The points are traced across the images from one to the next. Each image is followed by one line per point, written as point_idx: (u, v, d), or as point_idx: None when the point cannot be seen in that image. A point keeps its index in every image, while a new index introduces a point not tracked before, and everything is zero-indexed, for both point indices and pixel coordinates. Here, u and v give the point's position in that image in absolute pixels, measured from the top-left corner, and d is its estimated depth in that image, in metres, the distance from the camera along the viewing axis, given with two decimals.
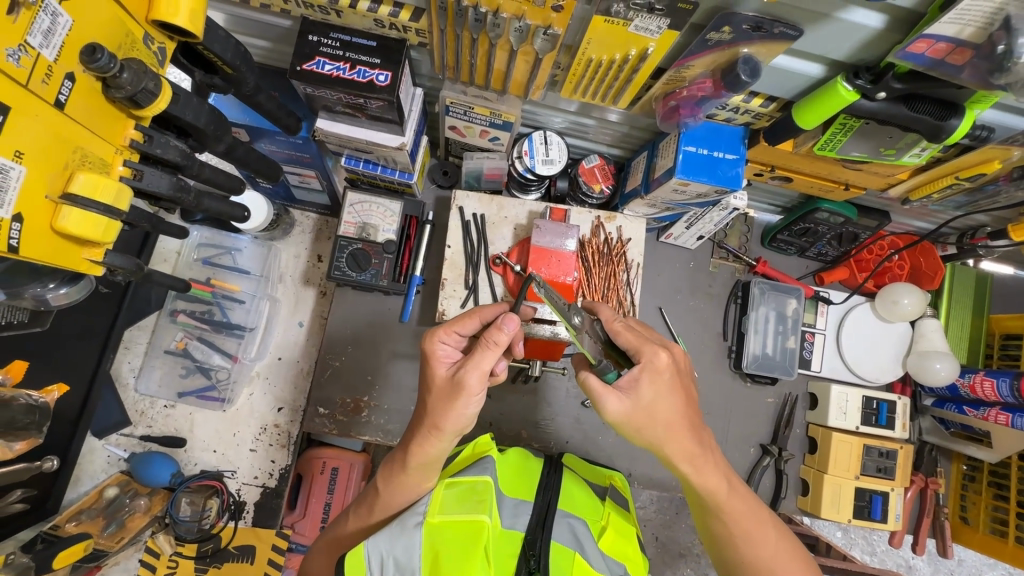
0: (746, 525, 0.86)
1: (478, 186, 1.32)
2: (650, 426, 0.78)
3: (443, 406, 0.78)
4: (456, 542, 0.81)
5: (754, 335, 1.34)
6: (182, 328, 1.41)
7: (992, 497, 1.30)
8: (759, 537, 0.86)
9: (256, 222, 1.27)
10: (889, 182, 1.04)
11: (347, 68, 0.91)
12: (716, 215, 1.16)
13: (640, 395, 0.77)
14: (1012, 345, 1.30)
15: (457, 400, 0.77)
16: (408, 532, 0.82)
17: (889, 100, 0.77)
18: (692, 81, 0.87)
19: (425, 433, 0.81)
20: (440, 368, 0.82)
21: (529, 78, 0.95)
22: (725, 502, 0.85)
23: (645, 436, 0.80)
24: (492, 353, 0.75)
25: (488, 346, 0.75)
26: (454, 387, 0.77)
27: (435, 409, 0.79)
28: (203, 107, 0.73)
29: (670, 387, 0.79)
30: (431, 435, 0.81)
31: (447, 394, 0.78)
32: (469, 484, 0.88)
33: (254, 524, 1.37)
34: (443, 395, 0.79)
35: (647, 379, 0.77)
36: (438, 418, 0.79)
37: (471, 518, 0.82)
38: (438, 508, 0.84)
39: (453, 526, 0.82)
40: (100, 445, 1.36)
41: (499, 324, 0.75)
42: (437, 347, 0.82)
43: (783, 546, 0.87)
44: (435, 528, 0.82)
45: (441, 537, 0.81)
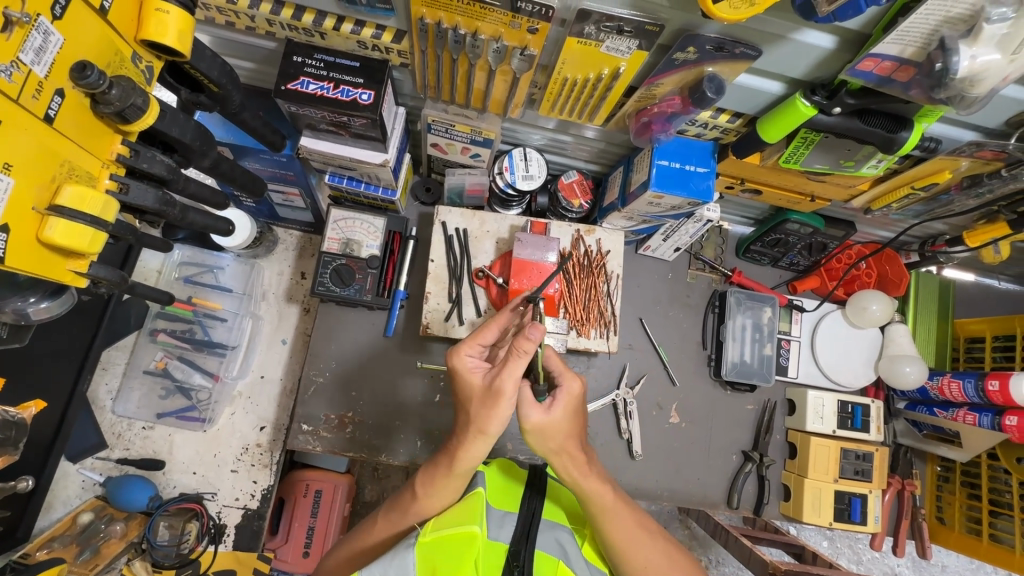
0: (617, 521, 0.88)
1: (460, 202, 1.35)
2: (544, 438, 0.83)
3: (483, 412, 0.79)
4: (450, 552, 0.80)
5: (733, 343, 1.37)
6: (161, 348, 1.40)
7: (966, 497, 1.33)
8: (634, 541, 0.88)
9: (239, 240, 1.29)
10: (851, 193, 1.09)
11: (331, 87, 0.94)
12: (691, 227, 1.21)
13: (555, 411, 0.83)
14: (976, 348, 1.37)
15: (499, 406, 0.79)
16: (401, 553, 0.80)
17: (844, 114, 0.82)
18: (662, 99, 0.92)
19: (466, 438, 0.82)
20: (473, 377, 0.83)
21: (508, 96, 0.99)
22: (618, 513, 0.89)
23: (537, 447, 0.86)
24: (520, 361, 0.78)
25: (517, 355, 0.77)
26: (492, 394, 0.79)
27: (478, 413, 0.80)
28: (188, 123, 0.75)
29: (576, 416, 0.86)
30: (475, 439, 0.82)
31: (484, 400, 0.80)
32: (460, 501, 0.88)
33: (235, 548, 1.34)
34: (482, 402, 0.80)
35: (564, 401, 0.84)
36: (481, 426, 0.80)
37: (463, 529, 0.81)
38: (428, 528, 0.83)
39: (447, 539, 0.80)
40: (73, 469, 1.33)
41: (526, 333, 0.77)
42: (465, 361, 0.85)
43: (656, 559, 0.90)
44: (426, 546, 0.80)
45: (436, 554, 0.80)
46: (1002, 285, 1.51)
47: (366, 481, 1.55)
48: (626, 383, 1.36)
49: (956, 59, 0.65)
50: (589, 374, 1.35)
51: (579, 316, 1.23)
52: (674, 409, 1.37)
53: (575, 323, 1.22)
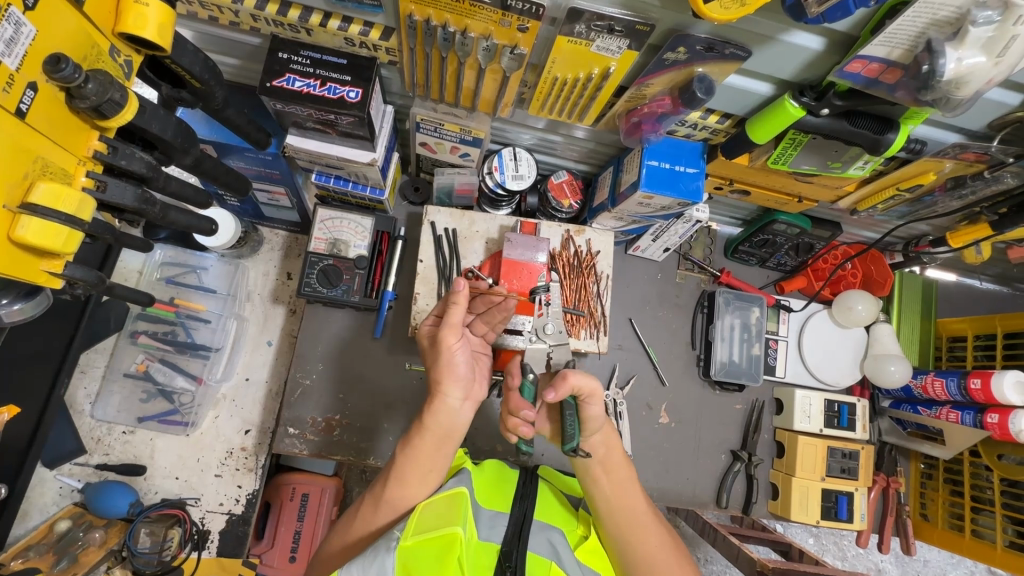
0: (624, 500, 0.90)
1: (449, 202, 1.33)
2: (597, 403, 0.88)
3: (435, 362, 0.90)
4: (433, 556, 0.78)
5: (721, 343, 1.38)
6: (143, 350, 1.37)
7: (949, 493, 1.35)
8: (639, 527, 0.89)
9: (223, 240, 1.26)
10: (838, 194, 1.10)
11: (317, 84, 0.92)
12: (681, 228, 1.21)
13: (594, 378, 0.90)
14: (958, 347, 1.39)
15: (444, 354, 0.90)
16: (382, 555, 0.77)
17: (832, 116, 0.83)
18: (653, 99, 0.92)
19: (433, 391, 0.91)
20: (423, 332, 0.99)
21: (497, 95, 0.98)
22: (625, 490, 0.90)
23: (590, 414, 0.88)
24: (455, 312, 0.89)
25: (451, 304, 0.89)
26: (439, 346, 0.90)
27: (433, 363, 0.92)
28: (170, 119, 0.72)
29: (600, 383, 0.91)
30: (439, 393, 0.90)
31: (434, 351, 0.91)
32: (442, 501, 0.85)
33: (219, 553, 1.32)
34: (433, 353, 0.91)
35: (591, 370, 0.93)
36: (438, 377, 0.90)
37: (444, 532, 0.79)
38: (410, 529, 0.81)
39: (429, 542, 0.79)
40: (50, 476, 1.29)
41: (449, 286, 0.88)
42: (417, 321, 0.96)
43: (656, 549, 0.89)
44: (409, 549, 0.79)
45: (418, 558, 0.78)
46: (983, 286, 1.54)
47: (354, 484, 1.53)
48: (616, 384, 1.36)
49: (943, 61, 0.65)
50: None
51: (568, 316, 1.23)
52: (664, 410, 1.38)
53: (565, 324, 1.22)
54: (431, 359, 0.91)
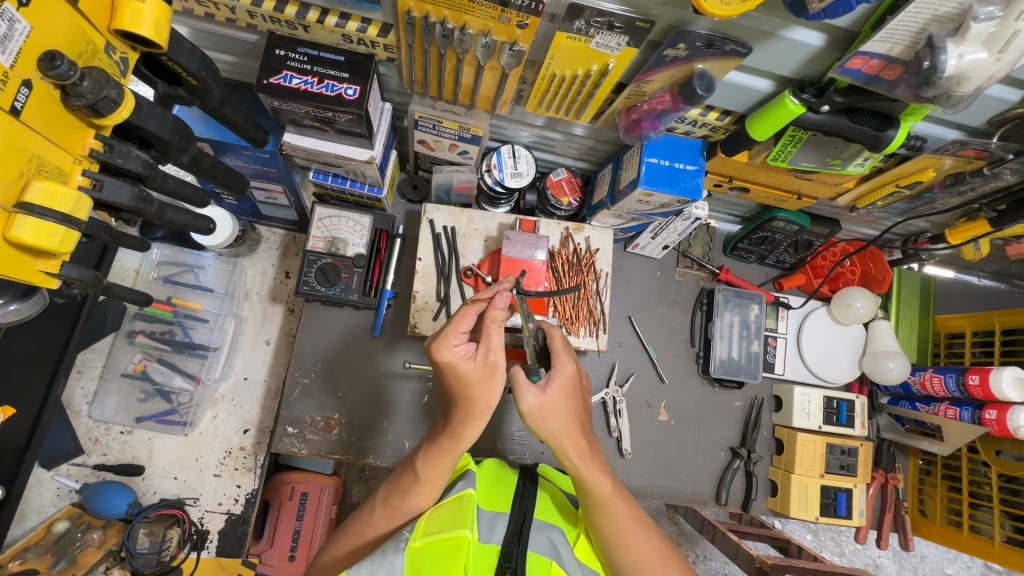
0: (610, 507, 0.88)
1: (448, 200, 1.32)
2: (545, 419, 0.84)
3: (486, 389, 0.82)
4: (441, 559, 0.78)
5: (720, 340, 1.38)
6: (140, 350, 1.36)
7: (947, 489, 1.36)
8: (626, 537, 0.88)
9: (221, 238, 1.25)
10: (836, 191, 1.10)
11: (315, 82, 0.92)
12: (680, 225, 1.21)
13: (551, 393, 0.85)
14: (956, 343, 1.39)
15: (497, 380, 0.82)
16: (390, 557, 0.77)
17: (832, 112, 0.83)
18: (653, 95, 0.91)
19: (471, 417, 0.84)
20: (465, 366, 0.81)
21: (496, 93, 0.98)
22: (611, 498, 0.88)
23: (537, 429, 0.86)
24: (498, 331, 0.84)
25: (495, 323, 0.83)
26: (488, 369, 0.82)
27: (475, 390, 0.82)
28: (167, 117, 0.72)
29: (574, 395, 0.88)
30: (479, 416, 0.84)
31: (483, 380, 0.82)
32: (450, 504, 0.86)
33: (219, 553, 1.32)
34: (479, 381, 0.82)
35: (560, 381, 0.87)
36: (487, 401, 0.83)
37: (453, 534, 0.80)
38: (418, 532, 0.81)
39: (437, 544, 0.79)
40: (48, 476, 1.28)
41: (496, 304, 0.83)
42: (455, 352, 0.81)
43: (649, 555, 0.89)
44: (417, 551, 0.78)
45: (425, 559, 0.77)
46: (981, 282, 1.55)
47: (354, 483, 1.53)
48: (615, 381, 1.36)
49: (944, 57, 0.65)
50: None
51: (568, 314, 1.23)
52: (663, 407, 1.38)
53: (564, 322, 1.22)
54: (475, 387, 0.82)
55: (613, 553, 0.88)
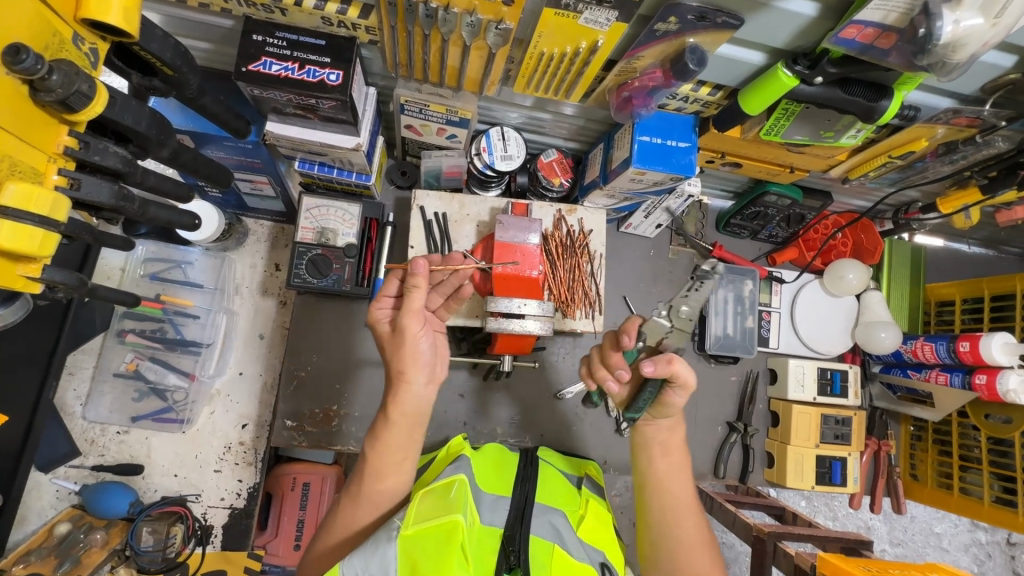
0: (672, 484, 0.89)
1: (437, 185, 1.30)
2: (679, 401, 0.84)
3: (397, 353, 0.86)
4: (434, 546, 0.77)
5: (715, 317, 1.39)
6: (131, 349, 1.34)
7: (938, 454, 1.39)
8: (678, 513, 0.88)
9: (207, 234, 1.24)
10: (829, 163, 1.10)
11: (296, 67, 0.89)
12: (673, 203, 1.20)
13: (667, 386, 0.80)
14: (946, 311, 1.41)
15: (406, 343, 0.86)
16: (383, 546, 0.75)
17: (825, 84, 0.81)
18: (643, 72, 0.89)
19: (391, 386, 0.87)
20: (383, 329, 0.89)
21: (483, 74, 0.96)
22: (672, 473, 0.90)
23: (647, 405, 0.86)
24: (417, 295, 0.84)
25: (412, 289, 0.83)
26: (399, 335, 0.86)
27: (393, 358, 0.87)
28: (143, 110, 0.68)
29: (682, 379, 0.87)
30: (398, 384, 0.86)
31: (393, 343, 0.87)
32: (443, 490, 0.86)
33: (224, 547, 1.33)
34: (391, 345, 0.87)
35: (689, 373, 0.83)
36: (400, 366, 0.86)
37: (446, 519, 0.79)
38: (409, 519, 0.80)
39: (430, 530, 0.78)
40: (46, 479, 1.27)
41: (413, 268, 0.82)
42: (375, 312, 0.90)
43: (692, 535, 0.88)
44: (410, 538, 0.77)
45: (420, 546, 0.77)
46: (970, 249, 1.56)
47: None
48: None
49: (939, 24, 0.64)
50: (575, 355, 1.36)
51: (564, 297, 1.23)
52: None
53: (560, 305, 1.22)
54: (389, 351, 0.87)
55: (659, 527, 0.89)
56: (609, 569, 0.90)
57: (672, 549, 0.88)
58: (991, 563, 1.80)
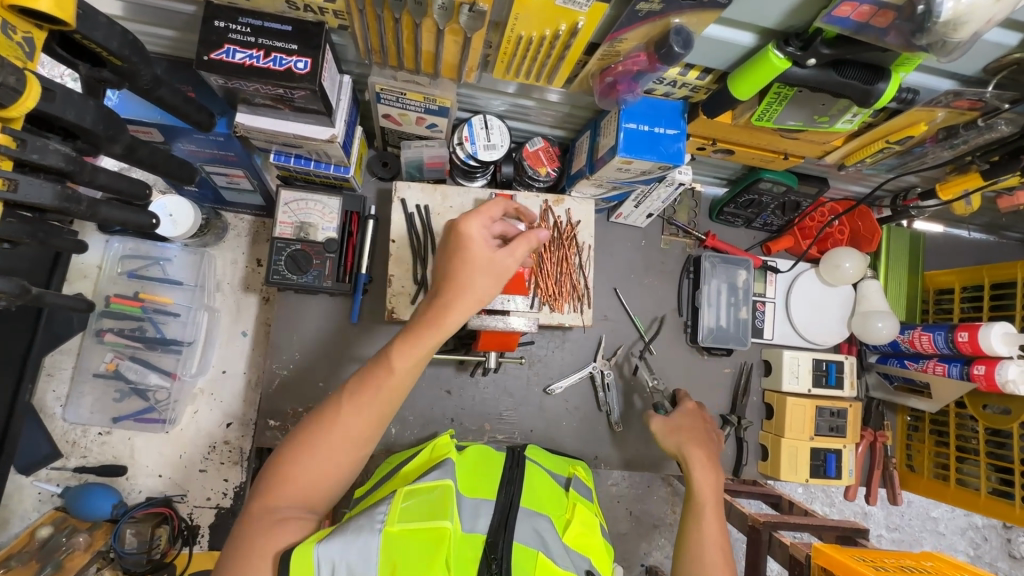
0: (706, 517, 0.99)
1: (420, 176, 1.26)
2: (671, 434, 1.12)
3: (488, 281, 0.83)
4: (416, 549, 0.76)
5: (708, 308, 1.36)
6: (111, 348, 1.31)
7: (934, 444, 1.37)
8: (706, 539, 0.96)
9: (183, 228, 1.18)
10: (824, 149, 1.05)
11: (261, 55, 0.85)
12: (664, 192, 1.16)
13: (674, 416, 1.16)
14: (945, 299, 1.37)
15: (499, 280, 0.84)
16: (366, 536, 0.74)
17: (818, 66, 0.77)
18: (627, 55, 0.85)
19: (445, 301, 0.82)
20: (479, 247, 0.85)
21: (461, 59, 0.91)
22: (704, 502, 1.01)
23: (667, 443, 1.12)
24: (521, 246, 0.86)
25: (528, 241, 0.86)
26: (496, 265, 0.84)
27: (463, 281, 0.83)
28: (89, 104, 0.64)
29: (695, 424, 1.14)
30: (465, 309, 0.83)
31: (483, 270, 0.84)
32: (428, 494, 0.84)
33: (211, 547, 1.31)
34: (484, 270, 0.83)
35: (684, 411, 1.17)
36: (463, 288, 0.82)
37: (434, 528, 0.78)
38: (395, 515, 0.79)
39: (415, 533, 0.77)
40: (27, 482, 1.26)
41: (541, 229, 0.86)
42: (482, 230, 0.86)
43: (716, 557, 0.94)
44: (394, 535, 0.76)
45: (401, 545, 0.75)
46: (971, 235, 1.52)
47: None
48: (603, 355, 1.33)
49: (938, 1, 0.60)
50: (565, 349, 1.33)
51: (550, 290, 1.20)
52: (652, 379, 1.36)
53: (547, 299, 1.19)
54: (473, 274, 0.83)
55: (685, 552, 0.96)
56: None
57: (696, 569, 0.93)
58: (988, 547, 1.80)
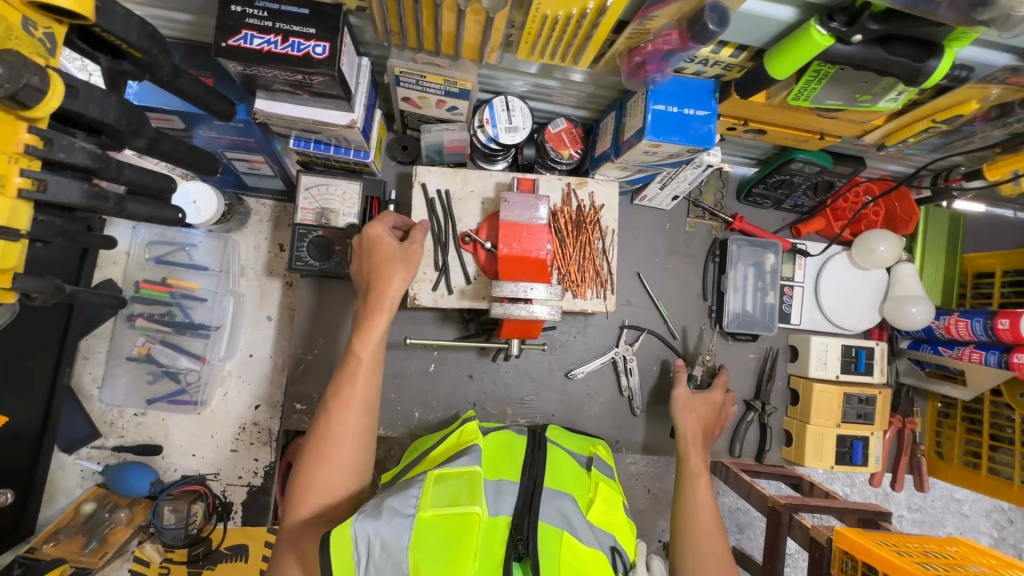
0: (703, 511, 1.01)
1: (440, 159, 1.23)
2: (687, 411, 1.17)
3: (404, 266, 0.96)
4: (450, 536, 0.77)
5: (734, 293, 1.32)
6: (142, 333, 1.34)
7: (965, 431, 1.34)
8: (701, 529, 0.98)
9: (206, 216, 1.19)
10: (864, 129, 1.00)
11: (279, 41, 0.83)
12: (691, 174, 1.12)
13: (698, 398, 1.19)
14: (984, 283, 1.31)
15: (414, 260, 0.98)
16: (400, 519, 0.77)
17: (864, 42, 0.72)
18: (657, 34, 0.80)
19: (378, 288, 0.94)
20: (386, 245, 0.98)
21: (482, 40, 0.88)
22: (699, 490, 1.04)
23: (680, 419, 1.16)
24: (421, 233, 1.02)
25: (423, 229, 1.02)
26: (408, 253, 0.98)
27: (375, 284, 0.95)
28: (111, 99, 0.64)
29: (711, 407, 1.18)
30: (403, 283, 0.96)
31: (402, 256, 0.97)
32: (458, 477, 0.85)
33: (244, 523, 1.36)
34: (400, 258, 0.97)
35: (711, 393, 1.20)
36: (390, 273, 0.95)
37: (463, 510, 0.79)
38: (427, 500, 0.80)
39: (450, 517, 0.78)
40: (70, 460, 1.31)
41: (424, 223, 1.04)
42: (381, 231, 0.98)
43: (710, 543, 0.97)
44: (428, 521, 0.78)
45: (432, 531, 0.77)
46: (1013, 215, 1.45)
47: None
48: (625, 340, 1.32)
49: None
50: (586, 334, 1.32)
51: (575, 276, 1.18)
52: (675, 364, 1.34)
53: (570, 285, 1.17)
54: (394, 262, 0.96)
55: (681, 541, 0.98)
56: (619, 553, 0.90)
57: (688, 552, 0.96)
58: (1013, 528, 1.77)
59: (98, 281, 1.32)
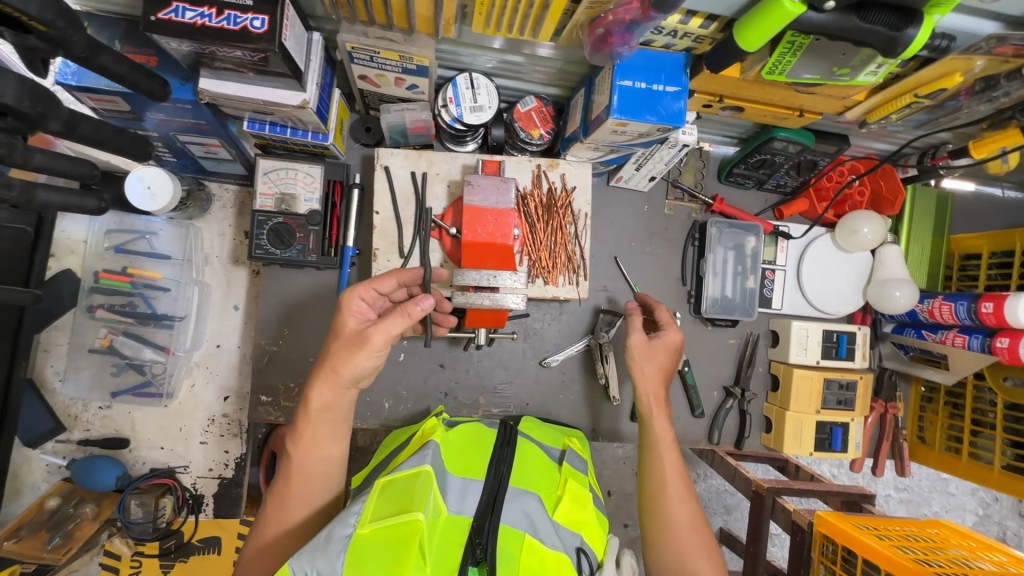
0: (670, 484, 0.94)
1: (405, 141, 1.18)
2: (647, 359, 1.04)
3: (345, 356, 0.81)
4: (390, 546, 0.73)
5: (713, 277, 1.28)
6: (104, 324, 1.28)
7: (948, 415, 1.31)
8: (672, 501, 0.93)
9: (161, 204, 1.13)
10: (844, 105, 0.95)
11: (213, 14, 0.77)
12: (666, 154, 1.07)
13: (654, 345, 1.05)
14: (971, 265, 1.27)
15: (361, 351, 0.81)
16: (335, 543, 0.73)
17: (838, 10, 0.67)
18: (619, 3, 0.75)
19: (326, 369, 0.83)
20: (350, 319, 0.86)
21: (435, 12, 0.82)
22: (664, 457, 0.97)
23: (637, 368, 1.04)
24: (396, 319, 0.81)
25: (403, 314, 0.81)
26: (359, 339, 0.81)
27: (328, 366, 0.83)
28: (11, 77, 0.58)
29: (672, 359, 1.06)
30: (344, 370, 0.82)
31: (353, 342, 0.82)
32: (404, 482, 0.82)
33: (216, 515, 1.35)
34: (349, 344, 0.82)
35: (667, 339, 1.06)
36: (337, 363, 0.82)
37: (402, 520, 0.75)
38: (368, 516, 0.77)
39: (388, 529, 0.74)
40: (35, 454, 1.29)
41: (418, 300, 0.81)
42: (353, 302, 0.87)
43: (682, 516, 0.92)
44: (365, 537, 0.74)
45: (372, 545, 0.73)
46: (1004, 194, 1.40)
47: None
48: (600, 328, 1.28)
49: None
50: (561, 321, 1.28)
51: (545, 262, 1.14)
52: None
53: (540, 272, 1.13)
54: (342, 347, 0.82)
55: (650, 512, 0.94)
56: (585, 554, 0.88)
57: (662, 533, 0.92)
58: (998, 507, 1.77)
59: (56, 272, 1.29)
